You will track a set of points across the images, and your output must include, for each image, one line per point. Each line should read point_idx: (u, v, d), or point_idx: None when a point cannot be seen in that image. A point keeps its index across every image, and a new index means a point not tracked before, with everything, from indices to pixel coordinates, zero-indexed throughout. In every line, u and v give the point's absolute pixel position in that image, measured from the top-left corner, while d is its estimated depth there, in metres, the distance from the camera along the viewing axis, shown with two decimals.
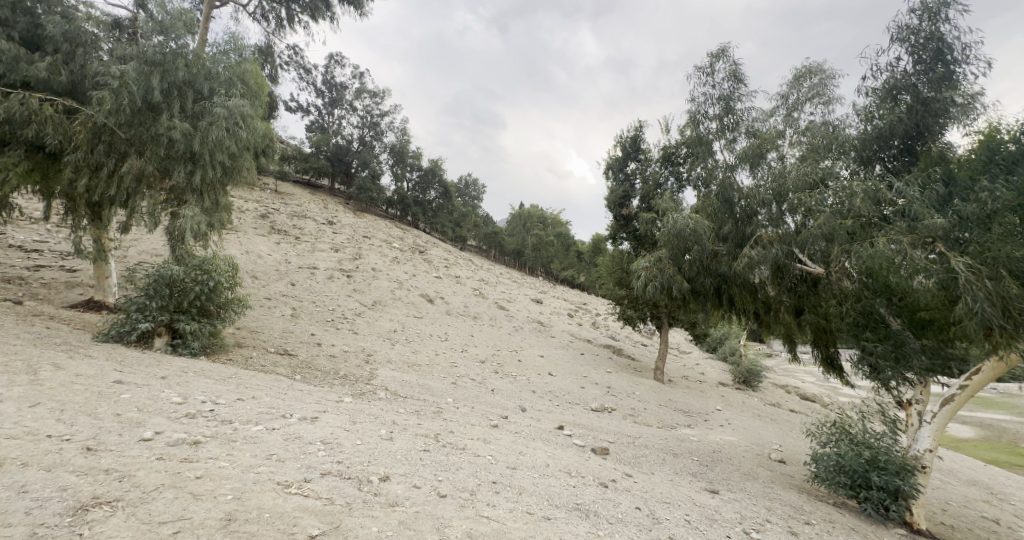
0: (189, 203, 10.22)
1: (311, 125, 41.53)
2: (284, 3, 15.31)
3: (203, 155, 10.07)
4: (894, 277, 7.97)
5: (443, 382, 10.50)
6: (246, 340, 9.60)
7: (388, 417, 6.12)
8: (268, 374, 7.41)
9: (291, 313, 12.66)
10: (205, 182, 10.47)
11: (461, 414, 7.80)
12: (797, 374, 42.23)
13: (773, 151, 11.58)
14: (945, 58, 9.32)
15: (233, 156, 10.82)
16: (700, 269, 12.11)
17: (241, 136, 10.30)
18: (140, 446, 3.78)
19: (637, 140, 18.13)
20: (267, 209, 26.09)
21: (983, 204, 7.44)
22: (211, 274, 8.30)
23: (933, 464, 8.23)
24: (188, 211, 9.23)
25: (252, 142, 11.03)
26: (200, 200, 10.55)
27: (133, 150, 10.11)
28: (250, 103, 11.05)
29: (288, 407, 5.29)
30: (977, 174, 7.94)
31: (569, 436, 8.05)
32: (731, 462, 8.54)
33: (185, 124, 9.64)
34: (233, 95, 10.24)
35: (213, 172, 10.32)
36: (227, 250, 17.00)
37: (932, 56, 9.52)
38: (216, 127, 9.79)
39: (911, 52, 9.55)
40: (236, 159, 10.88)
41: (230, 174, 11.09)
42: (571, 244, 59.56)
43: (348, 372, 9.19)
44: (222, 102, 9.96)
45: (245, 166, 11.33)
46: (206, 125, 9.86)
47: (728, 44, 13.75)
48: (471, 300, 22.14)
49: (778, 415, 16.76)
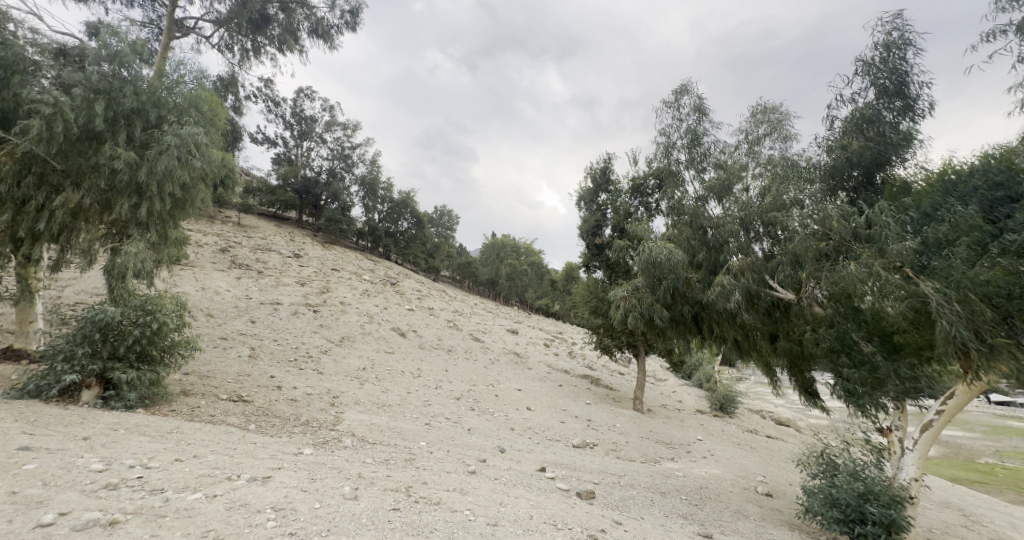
0: (133, 237, 9.47)
1: (278, 157, 40.87)
2: (249, 35, 15.05)
3: (150, 186, 9.43)
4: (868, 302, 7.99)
5: (415, 424, 9.86)
6: (194, 387, 8.75)
7: (354, 470, 5.53)
8: (217, 426, 6.66)
9: (249, 354, 11.79)
10: (152, 214, 9.79)
11: (436, 461, 7.21)
12: (768, 398, 42.79)
13: (738, 183, 11.83)
14: (904, 93, 9.69)
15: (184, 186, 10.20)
16: (676, 296, 12.12)
17: (195, 166, 9.70)
18: (36, 534, 3.13)
19: (607, 171, 18.38)
20: (229, 243, 25.04)
21: (944, 231, 7.58)
22: (154, 315, 7.59)
23: (918, 494, 8.08)
24: (131, 247, 8.53)
25: (207, 172, 10.43)
26: (145, 235, 9.81)
27: (69, 181, 9.37)
28: (207, 132, 10.52)
29: (233, 466, 4.66)
30: (937, 197, 8.10)
31: (552, 479, 7.54)
32: (719, 499, 8.18)
33: (130, 153, 9.07)
34: (185, 123, 9.73)
35: (162, 205, 9.66)
36: (180, 287, 15.97)
37: (892, 91, 9.89)
38: (165, 156, 9.18)
39: (872, 86, 9.90)
40: (188, 190, 10.26)
41: (181, 206, 10.41)
42: (545, 273, 59.95)
43: (311, 417, 8.48)
44: (173, 130, 9.46)
45: (198, 197, 10.69)
46: (154, 154, 9.28)
47: (693, 79, 14.24)
48: (445, 332, 21.54)
49: (758, 442, 16.60)
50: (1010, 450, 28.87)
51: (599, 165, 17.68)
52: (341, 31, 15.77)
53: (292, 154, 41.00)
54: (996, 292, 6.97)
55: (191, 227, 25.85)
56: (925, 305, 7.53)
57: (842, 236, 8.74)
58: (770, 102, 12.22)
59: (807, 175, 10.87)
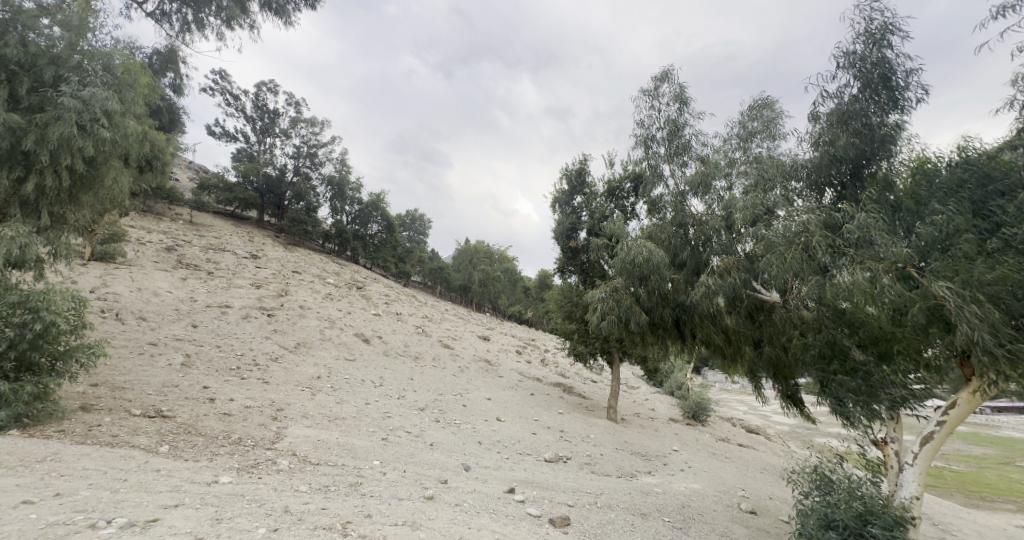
0: (15, 219, 8.11)
1: (238, 153, 39.19)
2: (191, 5, 13.78)
3: (42, 156, 8.11)
4: (870, 307, 7.49)
5: (369, 439, 8.82)
6: (100, 401, 7.49)
7: (278, 502, 4.53)
8: (115, 449, 5.51)
9: (182, 362, 10.43)
10: (45, 192, 8.48)
11: (388, 485, 6.23)
12: (735, 406, 43.12)
13: (720, 180, 11.51)
14: (890, 84, 9.42)
15: (93, 162, 8.88)
16: (658, 299, 11.61)
17: (103, 137, 8.49)
18: None
19: (583, 172, 17.84)
20: (177, 242, 23.23)
21: (942, 226, 7.21)
22: (39, 313, 6.50)
23: (919, 513, 7.61)
24: (9, 229, 7.23)
25: (122, 147, 9.18)
26: (35, 218, 8.40)
27: None
28: (128, 103, 9.30)
29: (103, 506, 3.70)
30: (925, 193, 7.87)
31: (521, 503, 6.70)
32: (703, 519, 7.59)
33: (16, 115, 7.76)
34: (94, 87, 8.49)
35: (65, 182, 8.37)
36: (112, 287, 14.40)
37: (879, 81, 9.61)
38: (66, 124, 7.95)
39: (858, 77, 9.62)
40: (99, 165, 8.95)
41: (87, 185, 9.07)
42: (518, 280, 59.63)
43: (246, 434, 7.39)
44: (74, 92, 8.20)
45: (113, 176, 9.39)
46: (49, 118, 8.01)
47: (673, 68, 13.89)
48: (413, 338, 20.48)
49: (733, 452, 16.22)
50: (956, 453, 30.06)
51: (574, 165, 17.15)
52: (297, 7, 14.70)
53: (253, 150, 39.35)
54: (1004, 294, 6.65)
55: (134, 224, 23.87)
56: (931, 307, 7.09)
57: (831, 236, 8.37)
58: (757, 98, 11.97)
59: (793, 171, 10.52)
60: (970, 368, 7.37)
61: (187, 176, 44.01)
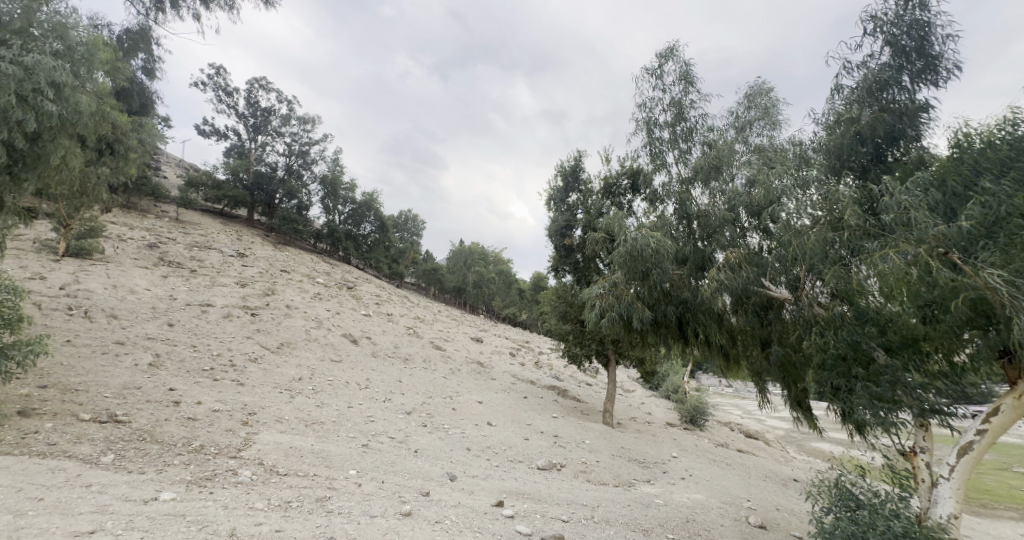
0: None
1: (228, 150, 38.57)
2: None
3: None
4: (910, 296, 6.97)
5: (348, 446, 8.18)
6: (45, 405, 6.83)
7: (223, 524, 4.04)
8: (46, 461, 4.92)
9: (149, 362, 9.76)
10: None
11: (360, 500, 5.58)
12: (728, 410, 42.65)
13: (726, 167, 11.04)
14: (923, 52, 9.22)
15: (38, 139, 8.27)
16: (660, 296, 10.89)
17: (47, 110, 7.87)
18: None
19: (577, 169, 17.27)
20: (159, 239, 22.46)
21: (985, 210, 6.85)
22: None
23: (956, 533, 7.02)
24: None
25: (70, 122, 8.56)
26: None
27: None
28: (78, 76, 8.74)
29: None
30: (969, 172, 7.54)
31: (510, 519, 6.08)
32: (710, 536, 7.02)
33: None
34: (43, 56, 7.89)
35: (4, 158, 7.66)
36: (84, 283, 13.70)
37: (914, 49, 9.34)
38: (5, 92, 7.17)
39: (891, 43, 9.36)
40: (44, 143, 8.34)
41: (29, 164, 8.48)
42: (512, 283, 59.28)
43: (209, 441, 6.77)
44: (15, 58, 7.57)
45: (61, 155, 8.77)
46: None
47: (679, 46, 13.56)
48: (403, 339, 19.78)
49: (733, 458, 15.66)
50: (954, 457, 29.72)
51: (569, 161, 16.62)
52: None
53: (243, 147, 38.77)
54: None
55: (116, 220, 23.18)
56: (977, 299, 6.67)
57: (864, 219, 7.85)
58: (761, 84, 11.67)
59: (813, 155, 10.26)
60: (1015, 367, 6.97)
61: (173, 173, 43.06)
